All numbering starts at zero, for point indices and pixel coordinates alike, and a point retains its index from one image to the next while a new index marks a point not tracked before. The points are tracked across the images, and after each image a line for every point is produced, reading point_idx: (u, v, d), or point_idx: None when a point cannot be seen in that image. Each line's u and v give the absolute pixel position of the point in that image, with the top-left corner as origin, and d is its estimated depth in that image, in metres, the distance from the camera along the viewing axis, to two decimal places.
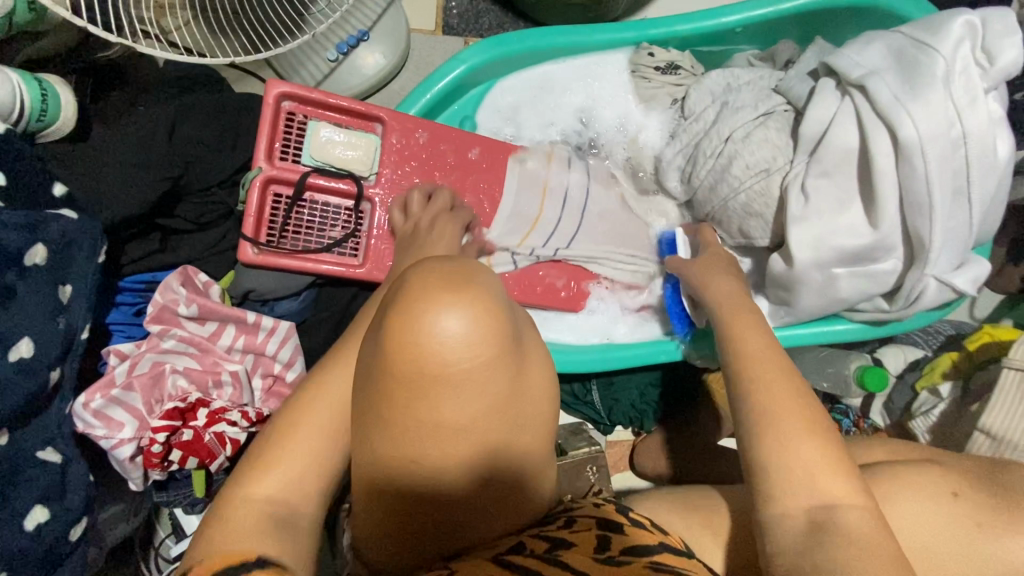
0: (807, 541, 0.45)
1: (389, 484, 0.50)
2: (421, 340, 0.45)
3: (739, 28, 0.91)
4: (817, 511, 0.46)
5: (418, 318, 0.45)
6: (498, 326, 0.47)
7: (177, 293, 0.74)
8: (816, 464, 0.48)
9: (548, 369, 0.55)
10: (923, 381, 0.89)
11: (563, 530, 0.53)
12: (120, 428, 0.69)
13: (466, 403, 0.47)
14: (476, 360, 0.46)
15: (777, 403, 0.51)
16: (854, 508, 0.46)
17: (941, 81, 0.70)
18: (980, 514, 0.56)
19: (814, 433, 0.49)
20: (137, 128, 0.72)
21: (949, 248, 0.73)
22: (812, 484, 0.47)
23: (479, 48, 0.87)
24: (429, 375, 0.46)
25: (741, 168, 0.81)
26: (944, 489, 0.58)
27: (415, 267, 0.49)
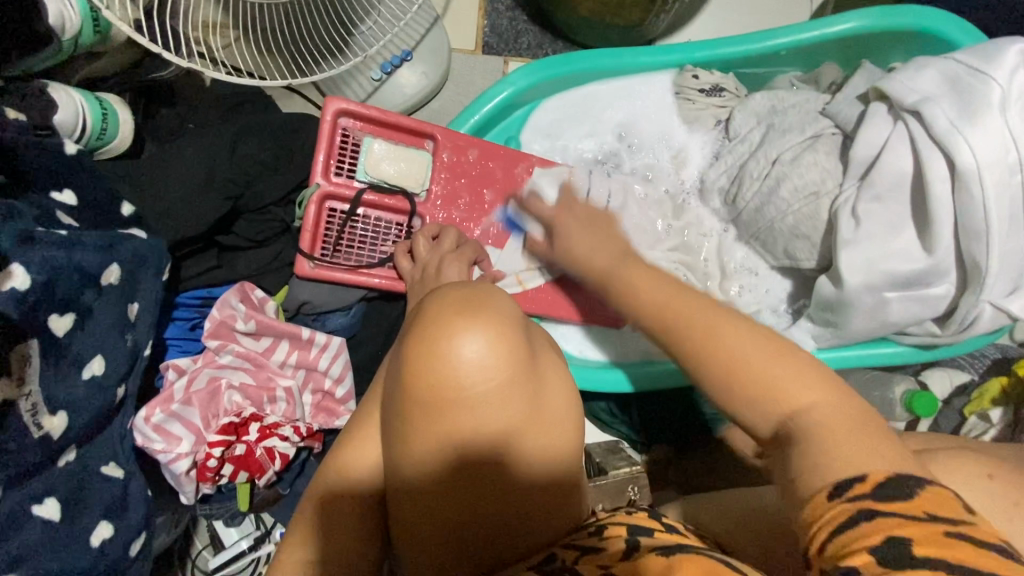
0: (782, 455, 0.46)
1: (417, 500, 0.54)
2: (441, 362, 0.51)
3: (785, 50, 0.92)
4: (777, 422, 0.47)
5: (437, 344, 0.51)
6: (508, 346, 0.52)
7: (234, 309, 0.75)
8: (778, 375, 0.48)
9: (569, 387, 0.58)
10: (972, 405, 0.88)
11: (594, 538, 0.54)
12: (178, 442, 0.71)
13: (484, 420, 0.52)
14: (492, 380, 0.51)
15: (730, 341, 0.51)
16: (825, 402, 0.46)
17: (998, 109, 0.70)
18: (1017, 494, 0.56)
19: (780, 354, 0.49)
20: (201, 147, 0.73)
21: (1006, 274, 0.73)
22: (774, 399, 0.48)
23: (527, 70, 0.88)
24: (446, 394, 0.51)
25: (790, 190, 0.81)
26: (979, 470, 0.58)
27: (432, 296, 0.56)
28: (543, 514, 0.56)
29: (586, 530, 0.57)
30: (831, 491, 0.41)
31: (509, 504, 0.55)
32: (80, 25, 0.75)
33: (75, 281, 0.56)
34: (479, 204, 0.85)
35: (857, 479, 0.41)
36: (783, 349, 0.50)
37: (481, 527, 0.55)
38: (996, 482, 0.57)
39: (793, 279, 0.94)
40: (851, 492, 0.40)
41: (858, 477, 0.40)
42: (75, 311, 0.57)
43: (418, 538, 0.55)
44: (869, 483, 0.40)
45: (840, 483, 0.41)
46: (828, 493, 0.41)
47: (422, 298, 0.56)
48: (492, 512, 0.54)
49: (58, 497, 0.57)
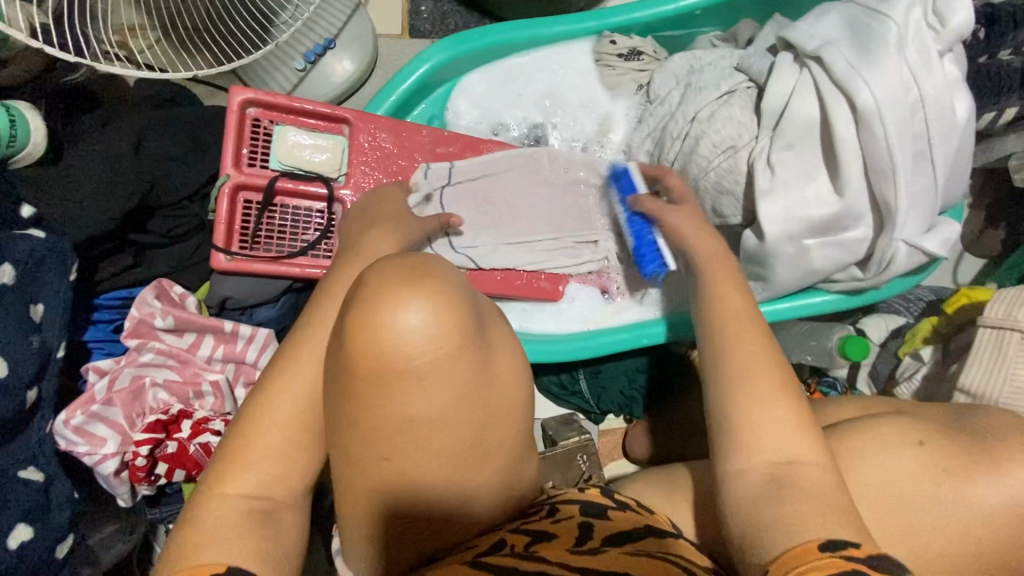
0: (758, 502, 0.48)
1: (363, 478, 0.51)
2: (383, 335, 0.46)
3: (699, 10, 0.92)
4: (779, 465, 0.49)
5: (381, 317, 0.46)
6: (457, 319, 0.48)
7: (152, 307, 0.74)
8: (771, 423, 0.51)
9: (515, 360, 0.56)
10: (904, 346, 0.89)
11: (546, 521, 0.57)
12: (103, 443, 0.70)
13: (432, 395, 0.48)
14: (440, 354, 0.47)
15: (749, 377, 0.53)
16: (813, 465, 0.49)
17: (895, 47, 0.70)
18: (946, 460, 0.58)
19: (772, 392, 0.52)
20: (102, 144, 0.72)
21: (917, 211, 0.74)
22: (744, 450, 0.50)
23: (441, 46, 0.88)
24: (392, 367, 0.47)
25: (708, 147, 0.82)
26: (910, 437, 0.60)
27: (374, 268, 0.51)
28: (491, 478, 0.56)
29: (536, 513, 0.60)
30: (822, 543, 0.42)
31: (462, 471, 0.53)
32: None
33: None
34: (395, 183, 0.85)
35: (852, 543, 0.43)
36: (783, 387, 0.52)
37: (432, 496, 0.53)
38: (925, 449, 0.59)
39: (726, 238, 0.94)
40: (844, 550, 0.42)
41: (850, 541, 0.43)
42: None
43: (366, 510, 0.53)
44: (862, 551, 0.42)
45: (832, 539, 0.43)
46: (821, 543, 0.42)
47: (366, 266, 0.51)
48: (449, 487, 0.53)
49: None
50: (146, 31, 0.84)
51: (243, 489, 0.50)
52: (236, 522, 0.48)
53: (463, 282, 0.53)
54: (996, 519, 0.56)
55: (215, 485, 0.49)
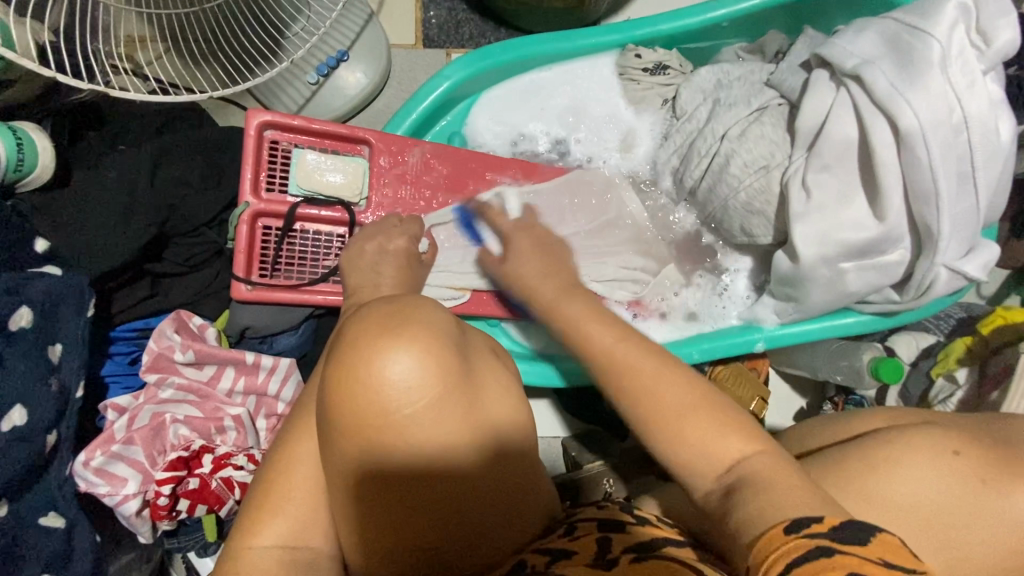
0: (726, 504, 0.45)
1: (368, 532, 0.48)
2: (370, 382, 0.44)
3: (727, 22, 0.89)
4: (723, 476, 0.47)
5: (357, 368, 0.44)
6: (444, 363, 0.45)
7: (171, 340, 0.72)
8: (704, 439, 0.48)
9: (515, 399, 0.52)
10: (938, 367, 0.87)
11: (565, 540, 0.51)
12: (124, 484, 0.67)
13: (422, 441, 0.45)
14: (423, 403, 0.45)
15: (660, 397, 0.51)
16: (757, 457, 0.47)
17: (938, 67, 0.68)
18: (983, 471, 0.56)
19: (729, 420, 0.49)
20: (117, 173, 0.70)
21: (958, 235, 0.72)
22: (709, 457, 0.48)
23: (462, 62, 0.85)
24: (377, 415, 0.45)
25: (739, 167, 0.79)
26: (944, 447, 0.57)
27: (357, 314, 0.49)
28: (503, 523, 0.51)
29: (553, 532, 0.54)
30: (786, 525, 0.39)
31: (464, 522, 0.49)
32: None
33: None
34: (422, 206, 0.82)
35: (813, 519, 0.39)
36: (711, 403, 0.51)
37: (437, 550, 0.49)
38: (961, 458, 0.56)
39: (753, 255, 0.92)
40: (807, 529, 0.38)
41: (813, 518, 0.39)
42: None
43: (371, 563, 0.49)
44: (825, 525, 0.38)
45: (794, 520, 0.39)
46: (783, 526, 0.39)
47: (355, 311, 0.49)
48: (457, 535, 0.49)
49: None
50: (155, 42, 0.80)
51: (269, 539, 0.49)
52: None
53: (451, 320, 0.50)
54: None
55: (242, 540, 0.49)
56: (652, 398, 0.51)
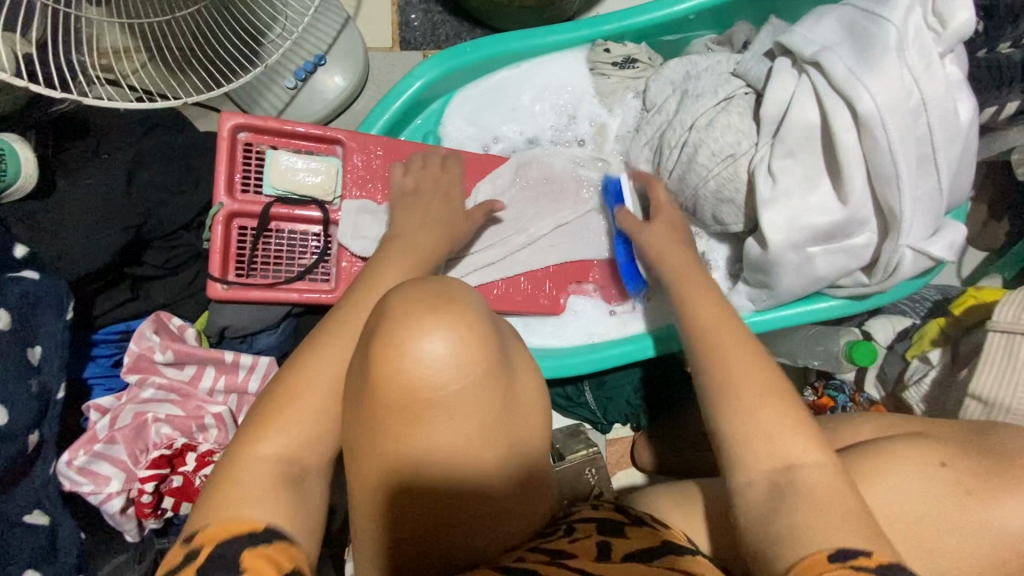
0: (774, 504, 0.48)
1: (389, 512, 0.48)
2: (407, 363, 0.46)
3: (694, 14, 0.91)
4: (778, 471, 0.50)
5: (403, 344, 0.45)
6: (481, 345, 0.47)
7: (151, 341, 0.73)
8: (769, 425, 0.51)
9: (538, 385, 0.54)
10: (913, 349, 0.88)
11: (565, 539, 0.52)
12: (107, 482, 0.69)
13: (456, 422, 0.47)
14: (461, 381, 0.46)
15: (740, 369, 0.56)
16: (812, 467, 0.49)
17: (895, 51, 0.69)
18: (970, 481, 0.54)
19: (798, 423, 0.51)
20: (96, 177, 0.71)
21: (922, 216, 0.73)
22: (779, 450, 0.50)
23: (433, 62, 0.86)
24: (417, 394, 0.46)
25: (707, 156, 0.81)
26: (932, 458, 0.56)
27: (396, 294, 0.50)
28: (515, 500, 0.52)
29: (557, 528, 0.54)
30: (832, 555, 0.43)
31: (481, 496, 0.49)
32: None
33: None
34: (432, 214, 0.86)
35: (862, 552, 0.42)
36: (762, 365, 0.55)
37: (451, 525, 0.49)
38: (947, 471, 0.55)
39: (727, 245, 0.93)
40: (854, 562, 0.42)
41: (861, 552, 0.42)
42: None
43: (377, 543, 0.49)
44: (873, 560, 0.42)
45: (842, 552, 0.43)
46: (830, 556, 0.43)
47: (391, 290, 0.50)
48: (471, 513, 0.49)
49: None
50: (135, 52, 0.82)
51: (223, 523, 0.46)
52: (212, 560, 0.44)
53: (484, 304, 0.51)
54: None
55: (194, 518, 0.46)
56: (728, 399, 0.54)
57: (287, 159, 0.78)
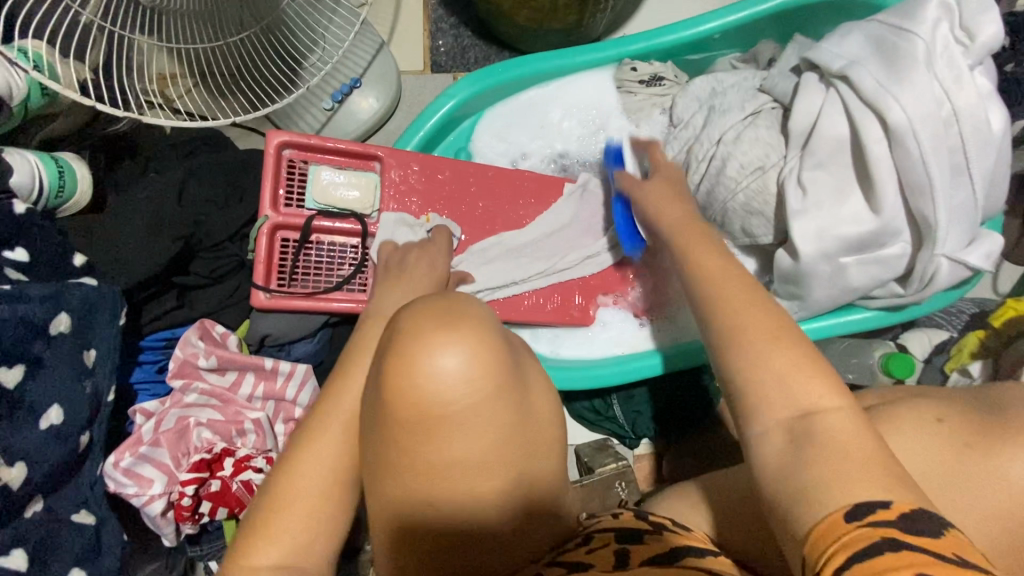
0: (792, 459, 0.47)
1: (412, 533, 0.49)
2: (419, 380, 0.45)
3: (719, 33, 0.93)
4: (796, 418, 0.49)
5: (414, 358, 0.45)
6: (493, 357, 0.47)
7: (196, 346, 0.76)
8: (783, 373, 0.50)
9: (549, 395, 0.54)
10: (951, 362, 0.86)
11: (582, 550, 0.52)
12: (150, 484, 0.71)
13: (473, 437, 0.47)
14: (474, 395, 0.46)
15: (750, 319, 0.55)
16: (834, 412, 0.48)
17: (923, 64, 0.70)
18: (969, 436, 0.58)
19: (817, 371, 0.50)
20: (151, 192, 0.75)
21: (957, 226, 0.72)
22: (792, 396, 0.49)
23: (467, 82, 0.90)
24: (430, 412, 0.46)
25: (735, 169, 0.82)
26: (928, 416, 0.61)
27: (406, 311, 0.50)
28: (531, 511, 0.52)
29: (574, 542, 0.55)
30: (849, 512, 0.41)
31: (495, 511, 0.49)
32: (28, 87, 0.76)
33: (19, 333, 0.59)
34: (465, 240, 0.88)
35: (880, 504, 0.41)
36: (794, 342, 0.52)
37: (470, 538, 0.49)
38: (946, 426, 0.60)
39: (757, 257, 0.93)
40: (871, 516, 0.40)
41: (881, 503, 0.41)
42: (22, 361, 0.60)
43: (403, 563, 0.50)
44: (893, 510, 0.40)
45: (859, 504, 0.41)
46: (847, 512, 0.41)
47: (401, 308, 0.50)
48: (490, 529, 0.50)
49: (25, 547, 0.59)
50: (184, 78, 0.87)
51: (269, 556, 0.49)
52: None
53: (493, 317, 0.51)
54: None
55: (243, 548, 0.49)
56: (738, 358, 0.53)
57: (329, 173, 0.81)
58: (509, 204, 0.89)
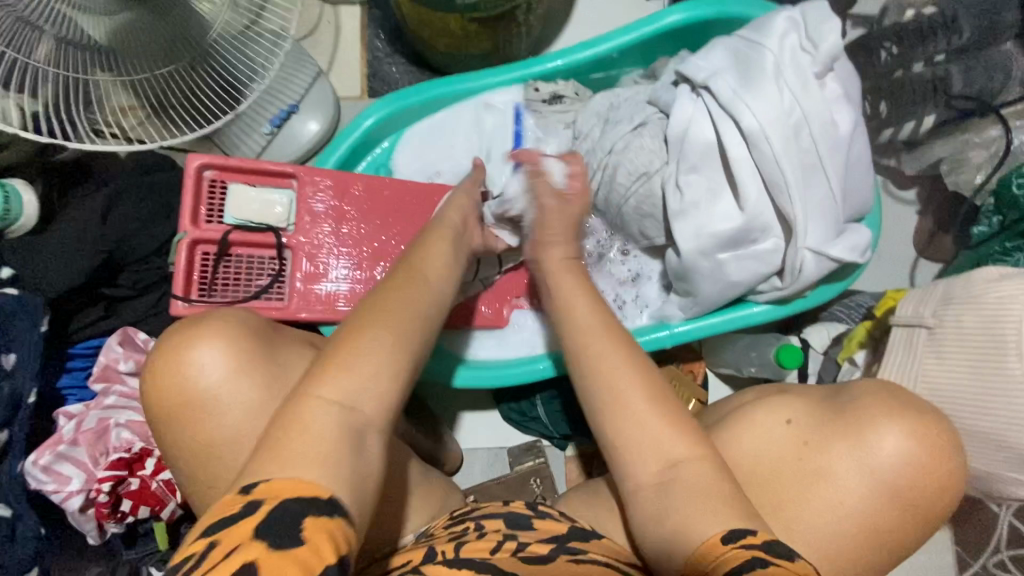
0: (661, 496, 0.57)
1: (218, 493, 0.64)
2: (174, 373, 0.63)
3: (616, 53, 1.00)
4: (664, 470, 0.58)
5: (172, 356, 0.63)
6: (246, 352, 0.64)
7: (116, 352, 0.82)
8: (650, 432, 0.58)
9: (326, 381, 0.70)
10: (842, 353, 0.90)
11: (474, 535, 0.60)
12: (68, 481, 0.76)
13: (238, 413, 0.64)
14: (225, 381, 0.63)
15: (606, 351, 0.63)
16: (692, 463, 0.57)
17: (771, 74, 0.76)
18: (808, 435, 0.65)
19: (669, 405, 0.60)
20: (79, 212, 0.83)
21: (819, 221, 0.78)
22: (664, 449, 0.58)
23: (380, 104, 0.98)
24: (193, 396, 0.63)
25: (624, 175, 0.88)
26: (780, 416, 0.67)
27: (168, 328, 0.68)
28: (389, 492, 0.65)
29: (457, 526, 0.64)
30: (725, 538, 0.52)
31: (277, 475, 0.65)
32: None
33: None
34: (373, 248, 0.93)
35: (750, 531, 0.53)
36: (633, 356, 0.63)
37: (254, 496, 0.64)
38: (793, 427, 0.66)
39: (661, 258, 0.98)
40: (742, 541, 0.52)
41: (750, 532, 0.53)
42: None
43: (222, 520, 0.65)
44: (760, 538, 0.52)
45: (734, 531, 0.53)
46: (724, 537, 0.52)
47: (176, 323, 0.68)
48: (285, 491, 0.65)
49: None
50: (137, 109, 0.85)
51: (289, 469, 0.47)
52: (319, 457, 0.48)
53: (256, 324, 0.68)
54: (895, 477, 0.61)
55: (263, 463, 0.47)
56: (608, 397, 0.61)
57: (246, 191, 0.88)
58: (423, 214, 0.95)
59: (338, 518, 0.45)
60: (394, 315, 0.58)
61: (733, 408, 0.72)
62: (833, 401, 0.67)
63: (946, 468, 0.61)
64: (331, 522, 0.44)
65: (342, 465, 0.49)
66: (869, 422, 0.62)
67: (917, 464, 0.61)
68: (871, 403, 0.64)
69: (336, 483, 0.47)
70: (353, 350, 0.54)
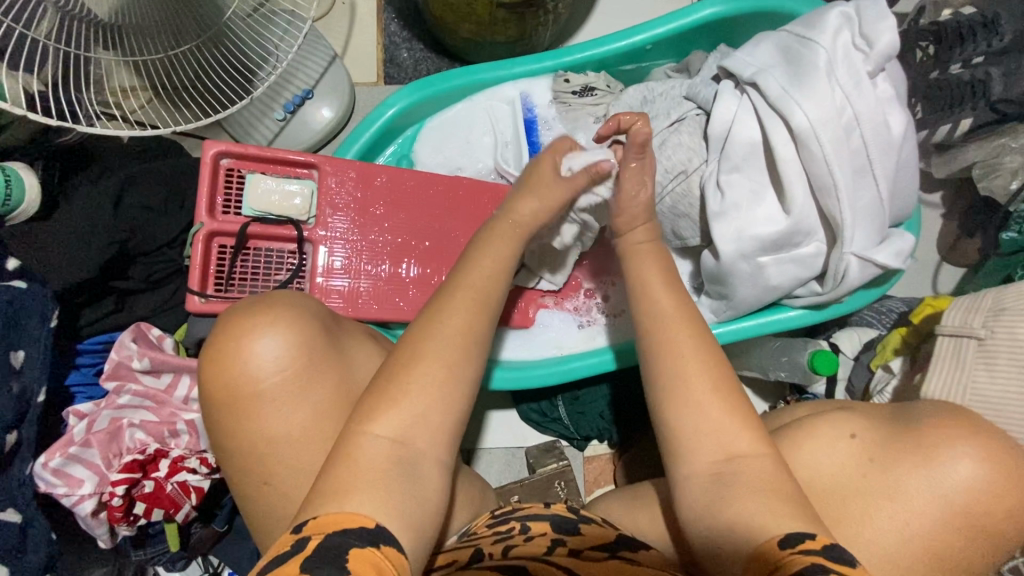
0: (719, 495, 0.54)
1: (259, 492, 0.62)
2: (239, 361, 0.61)
3: (650, 44, 0.96)
4: (722, 462, 0.55)
5: (238, 345, 0.61)
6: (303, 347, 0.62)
7: (130, 349, 0.78)
8: (710, 423, 0.57)
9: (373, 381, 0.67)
10: (876, 359, 0.89)
11: (521, 538, 0.61)
12: (80, 484, 0.72)
13: (289, 412, 0.61)
14: (285, 373, 0.61)
15: (673, 358, 0.61)
16: (756, 458, 0.55)
17: (824, 72, 0.73)
18: (873, 450, 0.63)
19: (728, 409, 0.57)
20: (86, 199, 0.77)
21: (864, 226, 0.76)
22: (719, 441, 0.56)
23: (404, 93, 0.93)
24: (250, 387, 0.61)
25: (661, 173, 0.85)
26: (844, 431, 0.65)
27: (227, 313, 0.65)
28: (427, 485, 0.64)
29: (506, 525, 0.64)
30: (782, 541, 0.47)
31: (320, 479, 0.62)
32: None
33: None
34: (394, 241, 0.89)
35: (809, 535, 0.48)
36: (686, 364, 0.60)
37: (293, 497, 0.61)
38: (857, 442, 0.64)
39: (692, 259, 0.96)
40: (802, 545, 0.46)
41: (808, 535, 0.47)
42: None
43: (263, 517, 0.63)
44: (819, 543, 0.47)
45: (791, 536, 0.48)
46: (781, 541, 0.47)
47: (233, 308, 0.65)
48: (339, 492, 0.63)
49: None
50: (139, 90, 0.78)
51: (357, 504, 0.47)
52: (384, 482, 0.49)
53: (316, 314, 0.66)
54: (963, 499, 0.60)
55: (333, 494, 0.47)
56: (674, 404, 0.59)
57: (265, 183, 0.83)
58: (445, 208, 0.92)
59: (382, 550, 0.43)
60: (444, 339, 0.57)
61: (791, 419, 0.70)
62: (901, 419, 0.65)
63: (1015, 498, 0.59)
64: (376, 554, 0.43)
65: (405, 496, 0.49)
66: (938, 444, 0.61)
67: (987, 490, 0.59)
68: (937, 427, 0.62)
69: (392, 514, 0.48)
70: (405, 378, 0.54)
